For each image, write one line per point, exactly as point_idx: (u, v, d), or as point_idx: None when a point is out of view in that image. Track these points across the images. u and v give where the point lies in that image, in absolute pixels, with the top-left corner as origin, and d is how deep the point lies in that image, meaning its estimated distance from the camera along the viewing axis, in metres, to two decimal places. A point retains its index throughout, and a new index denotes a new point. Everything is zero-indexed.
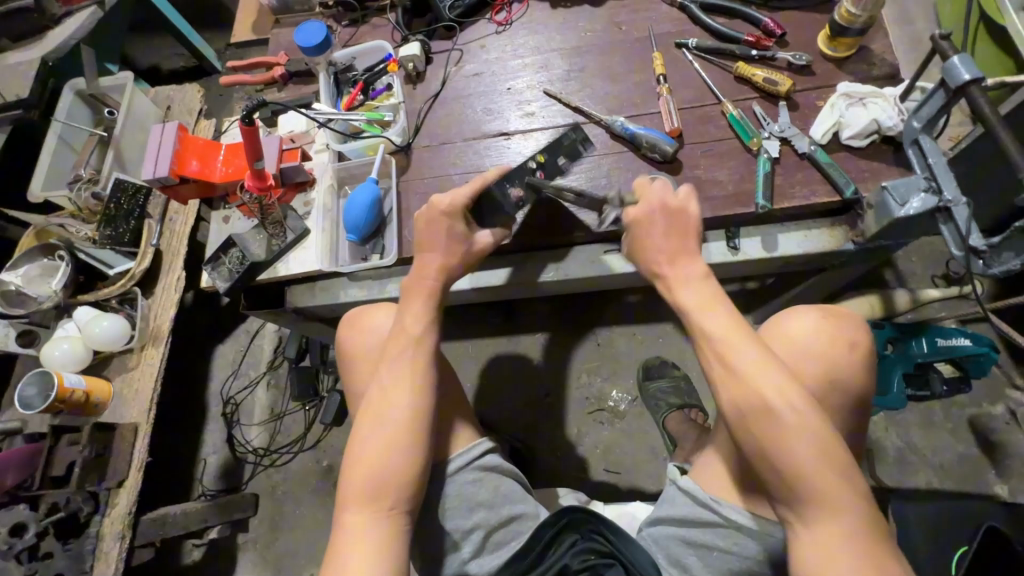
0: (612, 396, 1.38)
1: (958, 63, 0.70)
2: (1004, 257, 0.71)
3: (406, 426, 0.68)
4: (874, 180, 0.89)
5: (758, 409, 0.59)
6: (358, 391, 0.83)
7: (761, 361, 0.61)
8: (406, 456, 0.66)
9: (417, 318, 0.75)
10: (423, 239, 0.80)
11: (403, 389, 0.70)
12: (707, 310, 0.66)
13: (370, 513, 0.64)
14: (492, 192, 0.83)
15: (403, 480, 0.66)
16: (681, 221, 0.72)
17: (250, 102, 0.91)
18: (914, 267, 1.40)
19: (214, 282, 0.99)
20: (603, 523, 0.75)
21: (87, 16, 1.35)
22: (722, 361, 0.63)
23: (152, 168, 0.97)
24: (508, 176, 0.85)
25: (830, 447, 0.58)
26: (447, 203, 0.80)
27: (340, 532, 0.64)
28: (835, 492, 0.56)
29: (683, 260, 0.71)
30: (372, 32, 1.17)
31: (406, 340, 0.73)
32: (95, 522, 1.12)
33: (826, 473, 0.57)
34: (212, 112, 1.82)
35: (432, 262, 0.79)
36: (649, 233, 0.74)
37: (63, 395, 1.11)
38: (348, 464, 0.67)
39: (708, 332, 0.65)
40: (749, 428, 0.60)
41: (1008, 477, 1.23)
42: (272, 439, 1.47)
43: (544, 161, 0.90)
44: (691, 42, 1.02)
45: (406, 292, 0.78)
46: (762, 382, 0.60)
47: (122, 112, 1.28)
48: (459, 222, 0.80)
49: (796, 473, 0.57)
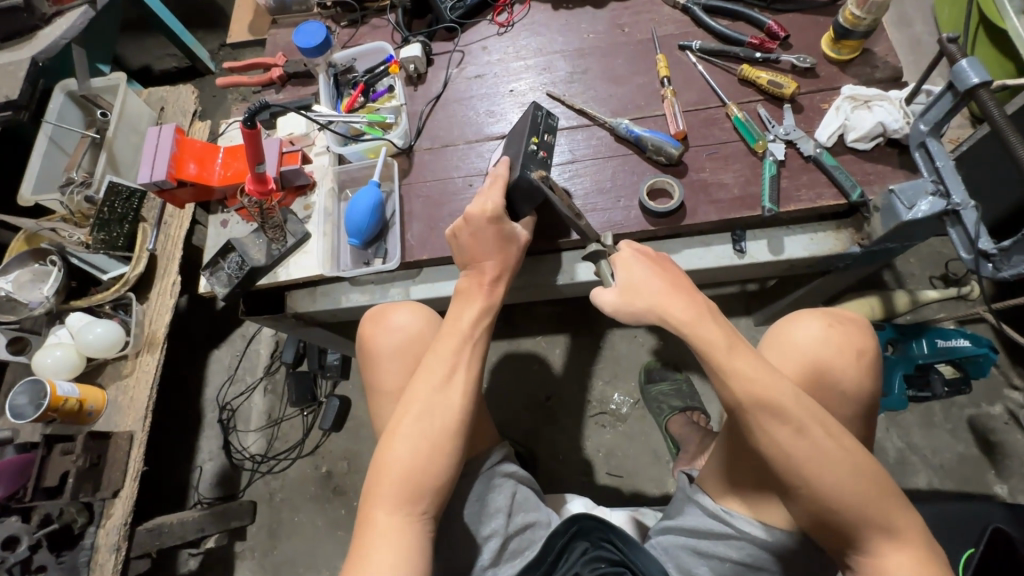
0: (614, 399, 1.38)
1: (966, 66, 0.70)
2: (1015, 260, 0.71)
3: (451, 430, 0.66)
4: (880, 182, 0.89)
5: (803, 445, 0.57)
6: (387, 387, 0.82)
7: (794, 394, 0.59)
8: (448, 460, 0.65)
9: (474, 317, 0.74)
10: (474, 252, 0.78)
11: (450, 390, 0.68)
12: (731, 347, 0.62)
13: (404, 513, 0.63)
14: (519, 185, 0.81)
15: (440, 482, 0.65)
16: (663, 265, 0.73)
17: (252, 105, 0.88)
18: (912, 268, 1.41)
19: (212, 287, 0.98)
20: (613, 532, 0.73)
21: (79, 15, 1.32)
22: (755, 398, 0.59)
23: (149, 171, 0.95)
24: (524, 162, 0.82)
25: (874, 474, 0.57)
26: (490, 208, 0.78)
27: (368, 527, 0.62)
28: (883, 518, 0.56)
29: (689, 300, 0.67)
30: (372, 33, 1.16)
31: (460, 337, 0.72)
32: (90, 532, 1.10)
33: (875, 498, 0.56)
34: (206, 112, 1.80)
35: (489, 268, 0.77)
36: (642, 277, 0.71)
37: (56, 403, 1.08)
38: (380, 463, 0.65)
39: (736, 369, 0.61)
40: (791, 464, 0.57)
41: (1008, 477, 1.24)
42: (270, 446, 1.45)
43: (539, 142, 0.85)
44: (694, 44, 1.02)
45: (462, 293, 0.77)
46: (800, 416, 0.58)
47: (115, 114, 1.26)
48: (506, 223, 0.79)
49: (846, 501, 0.56)
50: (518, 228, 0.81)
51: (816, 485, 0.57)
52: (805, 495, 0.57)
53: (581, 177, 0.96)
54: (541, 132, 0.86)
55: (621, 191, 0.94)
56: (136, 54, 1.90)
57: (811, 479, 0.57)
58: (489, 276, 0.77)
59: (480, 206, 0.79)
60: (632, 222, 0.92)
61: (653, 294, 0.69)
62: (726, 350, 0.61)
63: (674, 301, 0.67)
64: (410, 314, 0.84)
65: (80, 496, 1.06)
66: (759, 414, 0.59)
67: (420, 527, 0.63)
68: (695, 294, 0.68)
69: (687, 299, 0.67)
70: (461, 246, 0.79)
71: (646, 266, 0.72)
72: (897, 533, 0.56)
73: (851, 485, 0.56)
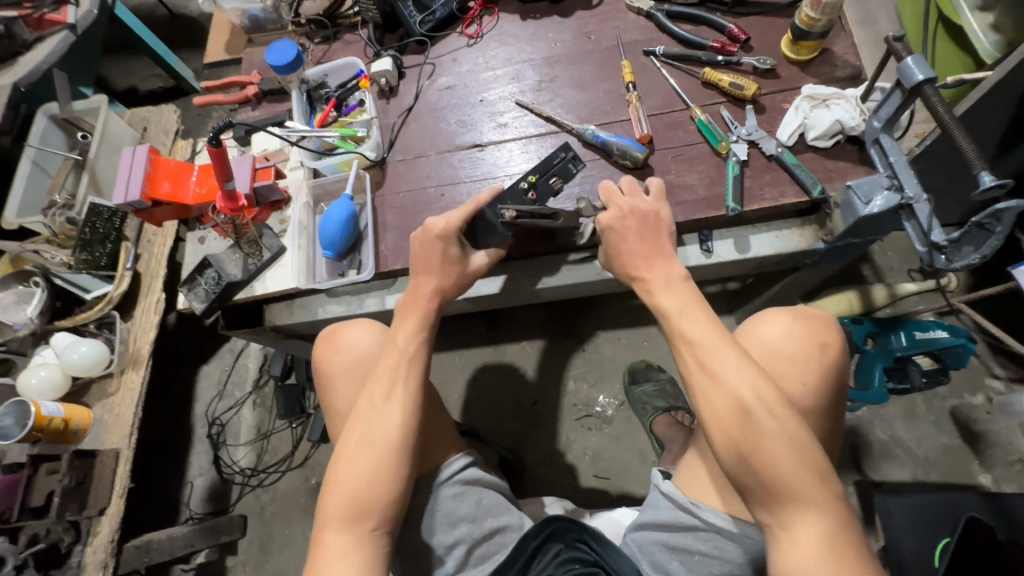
0: (599, 401, 1.39)
1: (912, 63, 0.72)
2: (966, 252, 0.72)
3: (393, 445, 0.67)
4: (841, 179, 0.91)
5: (745, 421, 0.59)
6: (340, 407, 0.83)
7: (741, 368, 0.61)
8: (394, 475, 0.66)
9: (409, 335, 0.75)
10: (419, 261, 0.81)
11: (390, 405, 0.69)
12: (685, 315, 0.68)
13: (355, 531, 0.64)
14: (484, 216, 0.86)
15: (390, 496, 0.65)
16: (656, 231, 0.77)
17: (219, 124, 0.90)
18: (890, 261, 1.42)
19: (191, 303, 1.00)
20: (587, 532, 0.74)
21: (60, 41, 1.34)
22: (702, 365, 0.63)
23: (123, 191, 0.96)
24: (499, 199, 0.88)
25: (811, 457, 0.57)
26: (440, 227, 0.81)
27: (320, 550, 0.63)
28: (813, 497, 0.56)
29: (661, 267, 0.74)
30: (344, 49, 1.18)
31: (398, 354, 0.74)
32: (77, 551, 1.11)
33: (808, 478, 0.56)
34: (190, 131, 1.82)
35: (427, 283, 0.79)
36: (627, 241, 0.76)
37: (41, 423, 1.10)
38: (330, 483, 0.66)
39: (687, 333, 0.66)
40: (730, 436, 0.59)
41: (991, 466, 1.24)
42: (259, 459, 1.46)
43: (535, 181, 0.91)
44: (658, 49, 1.03)
45: (400, 309, 0.79)
46: (743, 389, 0.60)
47: (96, 136, 1.28)
48: (454, 245, 0.82)
49: (778, 477, 0.57)
50: (467, 257, 0.84)
51: (750, 459, 0.58)
52: (741, 469, 0.59)
53: None
54: (550, 176, 0.92)
55: (589, 196, 0.96)
56: (122, 75, 1.92)
57: (745, 449, 0.58)
58: (424, 290, 0.79)
59: (435, 223, 0.82)
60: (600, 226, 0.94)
61: (636, 259, 0.76)
62: (681, 316, 0.68)
63: (650, 262, 0.75)
64: (364, 333, 0.85)
65: (65, 515, 1.08)
66: (707, 386, 0.62)
67: (373, 543, 0.64)
68: (669, 260, 0.74)
69: (659, 262, 0.74)
70: (411, 255, 0.82)
71: (638, 232, 0.77)
72: (829, 518, 0.56)
73: (793, 470, 0.57)
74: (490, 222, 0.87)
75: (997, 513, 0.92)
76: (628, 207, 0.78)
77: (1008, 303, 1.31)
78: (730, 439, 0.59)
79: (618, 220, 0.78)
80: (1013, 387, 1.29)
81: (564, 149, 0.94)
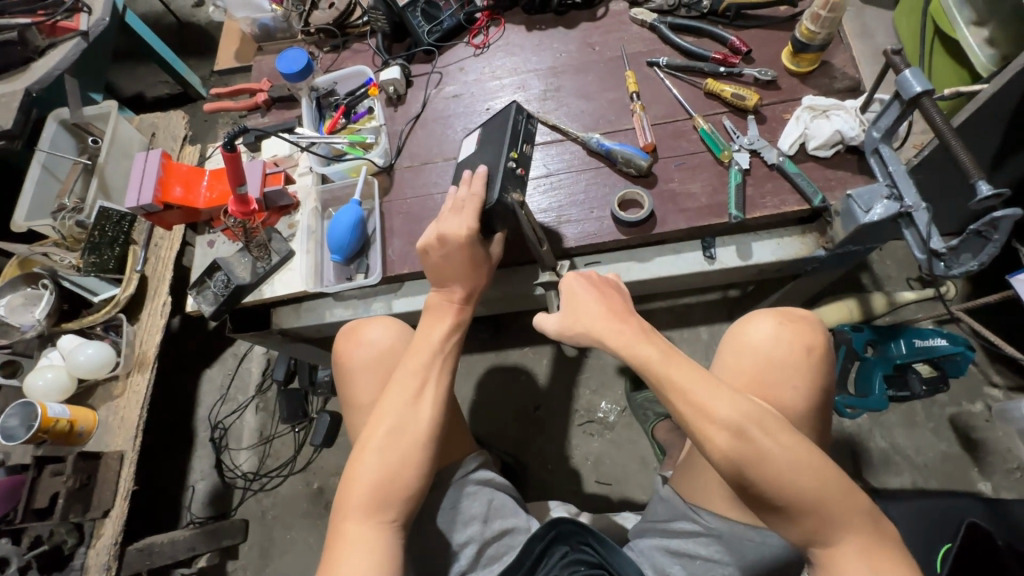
0: (601, 407, 1.39)
1: (910, 76, 0.74)
2: (963, 259, 0.74)
3: (420, 442, 0.68)
4: (841, 188, 0.92)
5: (753, 449, 0.59)
6: (362, 399, 0.84)
7: (737, 403, 0.62)
8: (419, 469, 0.68)
9: (444, 332, 0.77)
10: (443, 268, 0.81)
11: (421, 404, 0.71)
12: (672, 364, 0.65)
13: (376, 522, 0.65)
14: (494, 209, 0.82)
15: (411, 489, 0.67)
16: (614, 295, 0.76)
17: (232, 129, 0.92)
18: (889, 270, 1.43)
19: (199, 306, 1.01)
20: (592, 535, 0.74)
21: (71, 47, 1.36)
22: (699, 409, 0.62)
23: (136, 195, 0.98)
24: (503, 185, 0.82)
25: (824, 468, 0.59)
26: (464, 232, 0.79)
27: (340, 535, 0.64)
28: (836, 510, 0.58)
29: (631, 323, 0.71)
30: (353, 58, 1.20)
31: (429, 352, 0.75)
32: (80, 553, 1.11)
33: (829, 485, 0.58)
34: (197, 137, 1.84)
35: (459, 289, 0.80)
36: (586, 300, 0.75)
37: (46, 424, 1.10)
38: (349, 474, 0.67)
39: (677, 383, 0.64)
40: (745, 470, 0.59)
41: (990, 473, 1.25)
42: (262, 463, 1.46)
43: (518, 157, 0.86)
44: (661, 60, 1.06)
45: (429, 311, 0.80)
46: (746, 423, 0.60)
47: (106, 141, 1.30)
48: (479, 246, 0.80)
49: (801, 492, 0.58)
50: (489, 251, 0.84)
51: (767, 481, 0.58)
52: (768, 494, 0.59)
53: (556, 189, 1.00)
54: (519, 142, 0.88)
55: (594, 203, 0.98)
56: (130, 82, 1.95)
57: (761, 476, 0.58)
58: (458, 295, 0.80)
59: (454, 229, 0.80)
60: (605, 232, 0.95)
61: (593, 321, 0.72)
62: (666, 365, 0.65)
63: (610, 325, 0.71)
64: (385, 328, 0.87)
65: (69, 517, 1.08)
66: (712, 429, 0.61)
67: (391, 535, 0.65)
68: (632, 318, 0.72)
69: (620, 325, 0.71)
70: (433, 265, 0.81)
71: (592, 289, 0.77)
72: (842, 522, 0.58)
73: (809, 477, 0.58)
74: (508, 214, 0.84)
75: (998, 519, 0.92)
76: (584, 274, 0.79)
77: (1005, 311, 1.33)
78: (744, 472, 0.59)
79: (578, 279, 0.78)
80: (1011, 395, 1.30)
81: (520, 111, 0.89)
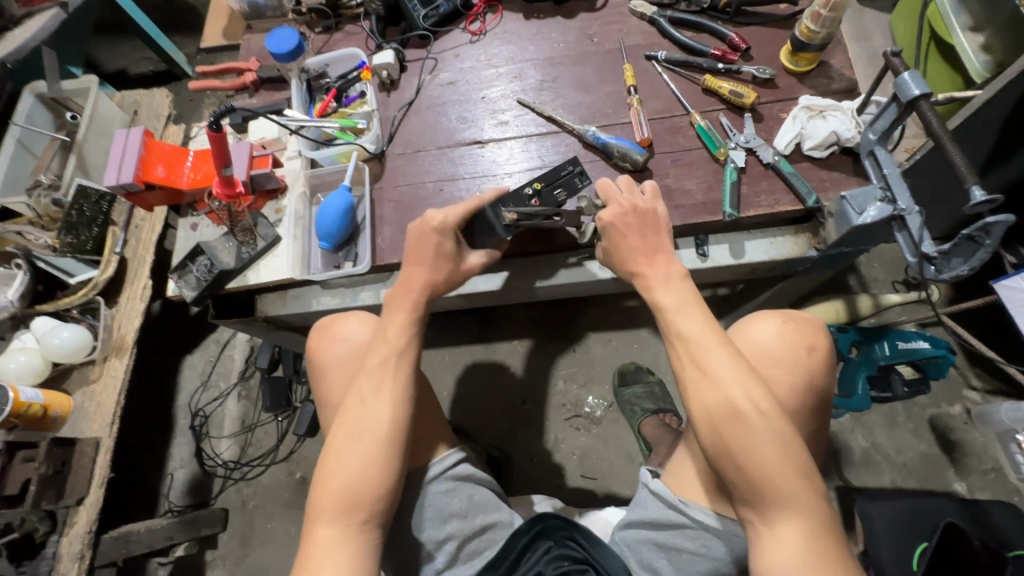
0: (588, 402, 1.39)
1: (908, 79, 0.73)
2: (955, 264, 0.74)
3: (382, 440, 0.67)
4: (835, 189, 0.93)
5: (727, 416, 0.60)
6: (333, 399, 0.82)
7: (733, 366, 0.63)
8: (384, 469, 0.66)
9: (399, 329, 0.75)
10: (413, 252, 0.80)
11: (380, 398, 0.69)
12: (683, 312, 0.68)
13: (344, 524, 0.63)
14: (486, 219, 0.87)
15: (381, 490, 0.65)
16: (653, 229, 0.77)
17: (220, 109, 0.88)
18: (875, 273, 1.45)
19: (180, 291, 0.98)
20: (577, 530, 0.74)
21: (50, 18, 1.32)
22: (694, 360, 0.64)
23: (116, 173, 0.94)
24: (503, 201, 0.89)
25: (792, 452, 0.59)
26: (439, 220, 0.81)
27: (311, 541, 0.63)
28: (788, 499, 0.57)
29: (662, 263, 0.74)
30: (345, 40, 1.17)
31: (387, 348, 0.73)
32: (53, 541, 1.08)
33: (786, 478, 0.58)
34: (182, 117, 1.79)
35: (420, 276, 0.79)
36: (628, 237, 0.76)
37: (18, 409, 1.06)
38: (319, 477, 0.66)
39: (683, 334, 0.66)
40: (719, 438, 0.60)
41: (966, 474, 1.28)
42: (243, 452, 1.44)
43: (541, 189, 0.91)
44: (660, 55, 1.05)
45: (389, 303, 0.78)
46: (735, 392, 0.61)
47: (86, 116, 1.25)
48: (449, 240, 0.81)
49: (757, 478, 0.58)
50: (461, 254, 0.84)
51: (734, 456, 0.59)
52: (730, 471, 0.60)
53: None
54: (556, 187, 0.91)
55: (588, 197, 0.96)
56: (112, 57, 1.88)
57: (730, 446, 0.60)
58: (416, 284, 0.78)
59: (434, 215, 0.82)
60: None
61: (633, 257, 0.75)
62: (677, 315, 0.68)
63: (650, 258, 0.75)
64: (359, 323, 0.85)
65: (41, 503, 1.05)
66: (710, 403, 0.62)
67: (365, 537, 0.64)
68: (667, 259, 0.74)
69: (652, 264, 0.74)
70: (407, 245, 0.82)
71: (634, 227, 0.77)
72: (802, 512, 0.57)
73: (771, 462, 0.58)
74: (490, 228, 0.87)
75: None
76: (624, 203, 0.78)
77: (986, 316, 1.35)
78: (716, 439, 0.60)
79: (618, 217, 0.77)
80: (989, 398, 1.33)
81: (574, 165, 0.93)
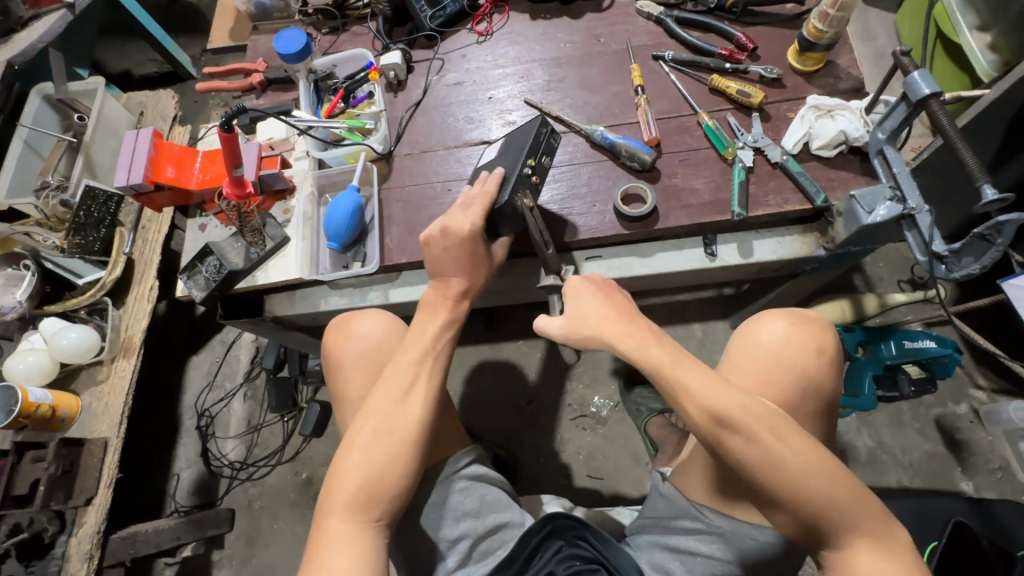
0: (594, 402, 1.39)
1: (918, 77, 0.73)
2: (965, 262, 0.74)
3: (409, 440, 0.67)
4: (843, 188, 0.93)
5: (759, 452, 0.60)
6: (350, 395, 0.82)
7: (748, 408, 0.62)
8: (404, 468, 0.66)
9: (436, 330, 0.76)
10: (443, 261, 0.80)
11: (410, 400, 0.70)
12: (679, 366, 0.66)
13: (360, 519, 0.64)
14: (503, 210, 0.81)
15: (397, 488, 0.66)
16: (629, 311, 0.75)
17: (230, 109, 0.89)
18: (881, 272, 1.45)
19: (189, 291, 0.98)
20: (588, 530, 0.74)
21: (57, 19, 1.32)
22: (706, 414, 0.63)
23: (126, 175, 0.95)
24: (515, 188, 0.81)
25: (837, 474, 0.60)
26: (467, 227, 0.78)
27: (322, 534, 0.63)
28: (847, 518, 0.59)
29: (639, 327, 0.71)
30: (352, 41, 1.18)
31: (420, 350, 0.74)
32: (61, 542, 1.09)
33: (840, 498, 0.59)
34: (186, 118, 1.79)
35: (455, 282, 0.79)
36: (593, 304, 0.75)
37: (28, 409, 1.07)
38: (335, 472, 0.66)
39: (686, 388, 0.64)
40: (751, 472, 0.61)
41: (973, 474, 1.28)
42: (249, 452, 1.44)
43: (535, 164, 0.85)
44: (667, 55, 1.05)
45: (425, 306, 0.79)
46: (759, 426, 0.61)
47: (94, 118, 1.26)
48: (479, 244, 0.80)
49: (804, 501, 0.59)
50: (489, 251, 0.83)
51: (774, 483, 0.59)
52: (777, 497, 0.60)
53: (558, 182, 0.98)
54: (541, 154, 0.87)
55: (596, 196, 0.97)
56: (116, 59, 1.89)
57: (770, 480, 0.60)
58: (452, 291, 0.79)
59: (458, 223, 0.79)
60: (606, 226, 0.94)
61: (598, 325, 0.73)
62: (672, 369, 0.66)
63: (622, 331, 0.71)
64: (376, 322, 0.85)
65: (50, 504, 1.05)
66: (716, 429, 0.62)
67: (374, 534, 0.64)
68: (639, 320, 0.73)
69: (629, 325, 0.71)
70: (433, 257, 0.80)
71: (599, 293, 0.77)
72: (859, 531, 0.59)
73: (821, 486, 0.59)
74: (516, 218, 0.83)
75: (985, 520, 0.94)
76: (591, 279, 0.78)
77: (991, 315, 1.35)
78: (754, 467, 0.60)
79: (583, 287, 0.77)
80: (995, 398, 1.33)
81: (545, 123, 0.87)
